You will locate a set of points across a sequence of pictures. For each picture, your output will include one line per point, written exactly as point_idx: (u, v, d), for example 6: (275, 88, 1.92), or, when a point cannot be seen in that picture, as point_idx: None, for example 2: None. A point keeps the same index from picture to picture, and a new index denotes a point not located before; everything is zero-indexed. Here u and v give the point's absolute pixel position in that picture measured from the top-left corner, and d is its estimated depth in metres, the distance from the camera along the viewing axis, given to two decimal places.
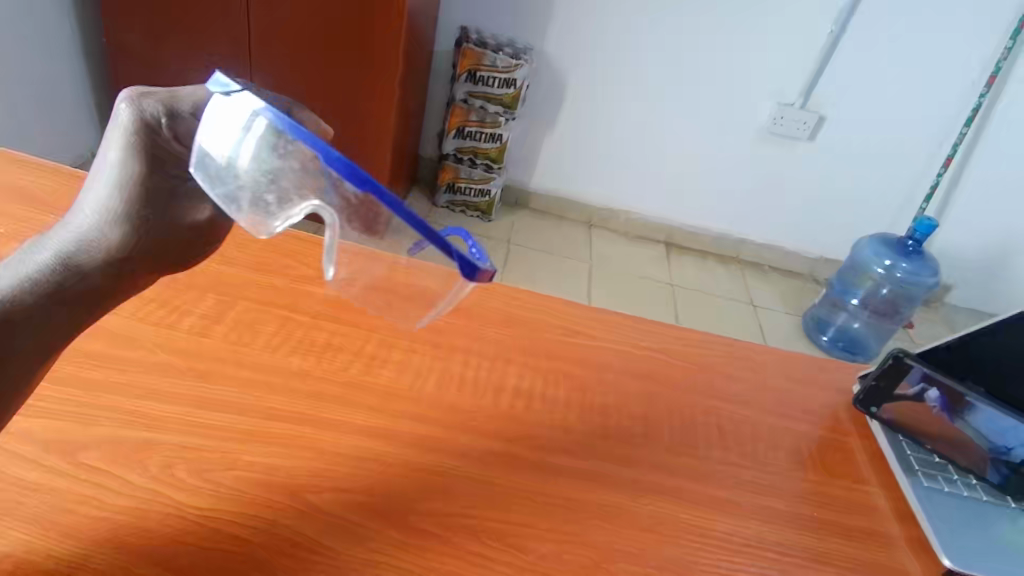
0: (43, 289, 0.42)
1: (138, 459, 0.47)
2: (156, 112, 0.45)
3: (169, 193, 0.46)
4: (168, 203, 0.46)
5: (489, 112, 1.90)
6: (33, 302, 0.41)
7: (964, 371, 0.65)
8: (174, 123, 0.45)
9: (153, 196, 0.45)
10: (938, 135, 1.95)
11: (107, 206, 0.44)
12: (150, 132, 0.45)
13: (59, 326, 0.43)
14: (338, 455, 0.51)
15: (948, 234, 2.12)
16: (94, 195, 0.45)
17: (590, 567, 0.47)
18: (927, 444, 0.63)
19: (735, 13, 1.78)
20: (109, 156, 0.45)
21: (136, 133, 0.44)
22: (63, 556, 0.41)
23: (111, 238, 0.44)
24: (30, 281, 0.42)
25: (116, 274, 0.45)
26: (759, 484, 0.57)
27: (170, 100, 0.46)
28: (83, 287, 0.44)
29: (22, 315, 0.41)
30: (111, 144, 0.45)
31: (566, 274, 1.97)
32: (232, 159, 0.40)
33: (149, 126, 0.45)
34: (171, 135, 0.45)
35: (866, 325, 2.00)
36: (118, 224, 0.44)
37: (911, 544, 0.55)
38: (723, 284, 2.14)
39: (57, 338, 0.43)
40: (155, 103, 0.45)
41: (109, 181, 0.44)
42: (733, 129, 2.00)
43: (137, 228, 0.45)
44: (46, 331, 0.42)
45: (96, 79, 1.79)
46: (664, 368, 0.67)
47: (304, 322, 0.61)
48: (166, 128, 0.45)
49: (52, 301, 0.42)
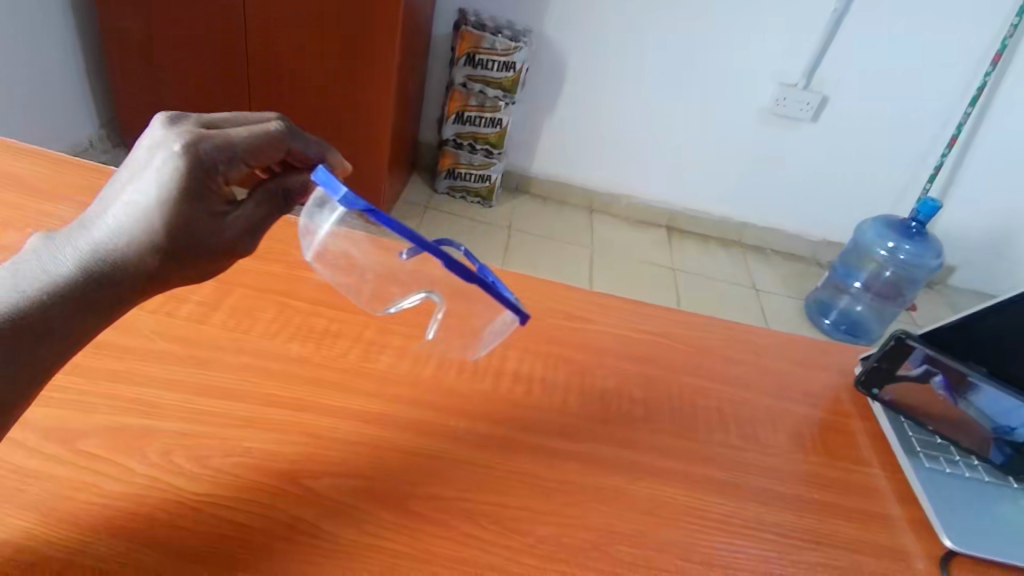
0: (69, 303, 0.42)
1: (138, 446, 0.47)
2: (213, 157, 0.45)
3: (206, 226, 0.47)
4: (203, 236, 0.47)
5: (488, 96, 1.88)
6: (55, 322, 0.42)
7: (968, 352, 0.65)
8: (227, 168, 0.46)
9: (191, 228, 0.46)
10: (943, 114, 1.92)
11: (145, 232, 0.44)
12: (203, 172, 0.45)
13: (77, 341, 0.43)
14: (336, 440, 0.50)
15: (951, 214, 2.11)
16: (126, 213, 0.44)
17: (588, 550, 0.47)
18: (929, 425, 0.63)
19: (730, 11, 1.79)
20: (149, 180, 0.44)
21: (187, 173, 0.44)
22: (60, 543, 0.41)
23: (143, 262, 0.45)
24: (54, 292, 0.42)
25: (140, 293, 0.46)
26: (759, 466, 0.57)
27: (225, 140, 0.46)
28: (111, 307, 0.44)
29: (48, 326, 0.41)
30: (151, 169, 0.44)
31: (567, 260, 1.96)
32: (317, 232, 0.50)
33: (203, 168, 0.45)
34: (219, 177, 0.46)
35: (868, 307, 2.00)
36: (153, 251, 0.45)
37: (912, 525, 0.55)
38: (725, 267, 2.13)
39: (72, 346, 0.43)
40: (213, 148, 0.45)
41: (147, 204, 0.44)
42: (735, 110, 1.98)
43: (170, 262, 0.46)
44: (66, 340, 0.42)
45: (92, 67, 1.77)
46: (665, 351, 0.66)
47: (302, 309, 0.61)
48: (218, 165, 0.46)
49: (74, 321, 0.43)
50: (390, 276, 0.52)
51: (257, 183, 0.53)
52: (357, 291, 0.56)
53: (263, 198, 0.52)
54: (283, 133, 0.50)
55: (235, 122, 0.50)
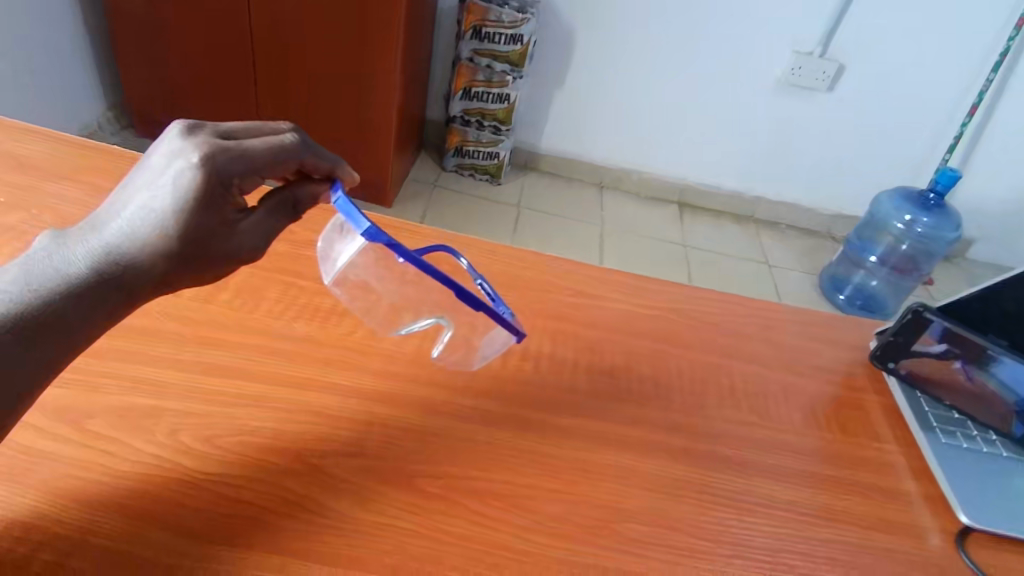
0: (77, 302, 0.42)
1: (146, 425, 0.47)
2: (230, 167, 0.45)
3: (216, 234, 0.46)
4: (214, 244, 0.46)
5: (495, 71, 1.84)
6: (66, 321, 0.41)
7: (984, 324, 0.63)
8: (243, 180, 0.47)
9: (202, 235, 0.45)
10: (965, 80, 1.86)
11: (159, 236, 0.44)
12: (219, 182, 0.45)
13: (85, 338, 0.42)
14: (343, 418, 0.50)
15: (971, 184, 2.05)
16: (139, 218, 0.44)
17: (596, 527, 0.47)
18: (946, 400, 0.62)
19: None
20: (165, 186, 0.44)
21: (203, 183, 0.44)
22: (70, 522, 0.41)
23: (152, 267, 0.44)
24: (64, 291, 0.42)
25: (149, 297, 0.45)
26: (771, 441, 0.56)
27: (243, 153, 0.46)
28: (118, 308, 0.44)
29: (54, 323, 0.41)
30: (168, 177, 0.44)
31: (577, 239, 1.94)
32: (337, 261, 0.53)
33: (219, 178, 0.45)
34: (234, 189, 0.46)
35: (885, 282, 1.97)
36: (163, 256, 0.44)
37: (928, 501, 0.54)
38: (737, 243, 2.10)
39: (74, 347, 0.42)
40: (231, 159, 0.45)
41: (160, 210, 0.44)
42: (748, 81, 1.93)
43: (181, 266, 0.45)
44: (69, 340, 0.42)
45: (98, 46, 1.76)
46: (675, 327, 0.65)
47: (307, 288, 0.60)
48: (231, 176, 0.45)
49: (85, 321, 0.42)
50: (406, 305, 0.53)
51: (270, 192, 0.51)
52: (372, 312, 0.56)
53: (276, 205, 0.51)
54: (297, 146, 0.50)
55: (249, 131, 0.49)
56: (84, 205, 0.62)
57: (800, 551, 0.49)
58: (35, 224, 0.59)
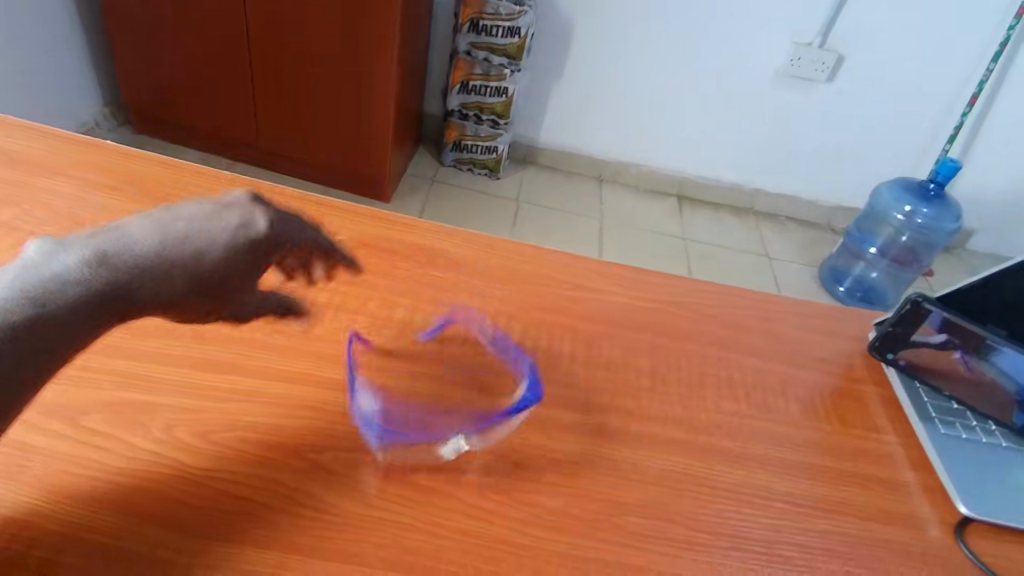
0: (86, 302, 0.41)
1: (140, 422, 0.46)
2: (277, 242, 0.48)
3: (236, 287, 0.48)
4: (228, 294, 0.48)
5: (493, 64, 1.83)
6: (73, 320, 0.40)
7: (984, 314, 0.63)
8: (281, 251, 0.49)
9: (226, 279, 0.46)
10: (965, 70, 1.85)
11: (192, 274, 0.44)
12: (264, 248, 0.47)
13: (89, 337, 0.42)
14: (340, 412, 0.50)
15: (971, 175, 2.05)
16: (175, 246, 0.44)
17: (594, 520, 0.47)
18: (945, 390, 0.61)
19: None
20: (217, 233, 0.45)
21: (253, 244, 0.46)
22: (64, 519, 0.41)
23: (163, 297, 0.44)
24: (77, 291, 0.40)
25: (151, 314, 0.45)
26: (769, 433, 0.56)
27: (292, 234, 0.49)
28: (120, 315, 0.43)
29: (63, 320, 0.40)
30: (223, 226, 0.45)
31: (576, 232, 1.93)
32: None
33: (266, 246, 0.47)
34: (272, 255, 0.49)
35: (885, 274, 1.97)
36: (184, 290, 0.44)
37: (928, 492, 0.54)
38: (737, 235, 2.10)
39: (81, 345, 0.41)
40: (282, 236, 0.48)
41: (203, 250, 0.44)
42: (747, 73, 1.92)
43: (191, 303, 0.46)
44: (62, 341, 0.40)
45: (93, 41, 1.75)
46: (674, 320, 0.65)
47: (303, 283, 0.60)
48: (281, 238, 0.48)
49: (90, 321, 0.41)
50: None
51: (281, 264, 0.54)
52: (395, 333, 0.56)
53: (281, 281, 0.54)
54: (330, 243, 0.54)
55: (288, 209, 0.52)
56: (78, 202, 0.62)
57: (798, 543, 0.49)
58: (29, 220, 0.59)
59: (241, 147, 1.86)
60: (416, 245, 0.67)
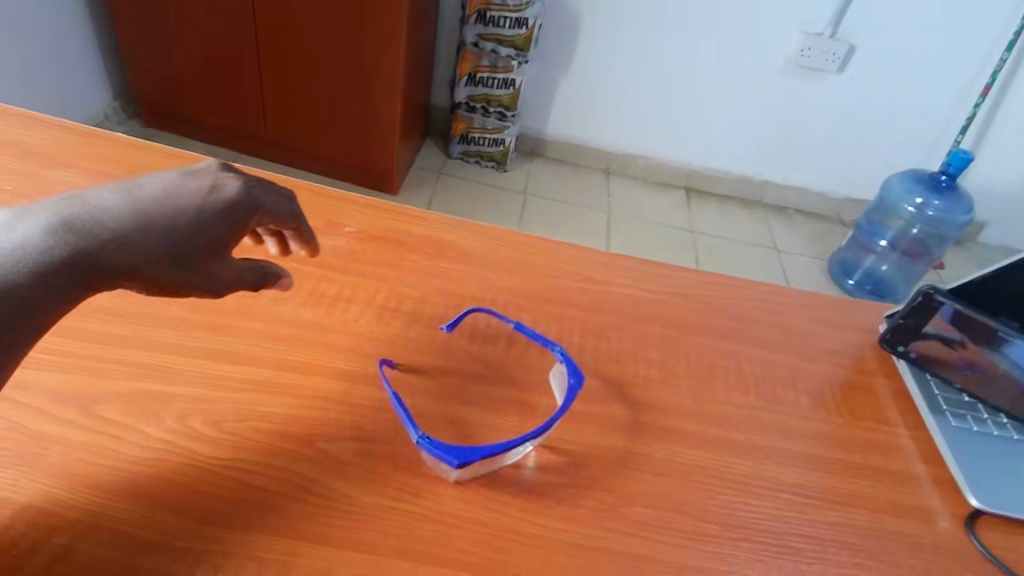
0: (57, 261, 0.40)
1: (154, 411, 0.47)
2: (242, 197, 0.48)
3: (213, 250, 0.46)
4: (206, 257, 0.46)
5: (500, 55, 1.83)
6: (45, 279, 0.39)
7: (996, 306, 0.62)
8: (251, 211, 0.48)
9: (199, 240, 0.45)
10: (978, 60, 1.83)
11: (163, 231, 0.43)
12: (231, 205, 0.47)
13: (67, 298, 0.40)
14: (350, 403, 0.50)
15: (983, 166, 2.03)
16: (142, 206, 0.43)
17: (604, 511, 0.47)
18: (956, 383, 0.61)
19: None
20: (181, 192, 0.45)
21: (218, 200, 0.46)
22: (81, 505, 0.41)
23: (138, 267, 0.42)
24: (46, 249, 0.39)
25: (128, 283, 0.43)
26: (779, 425, 0.56)
27: (254, 192, 0.49)
28: (95, 280, 0.41)
29: (33, 278, 0.39)
30: (187, 185, 0.45)
31: (584, 225, 1.93)
32: None
33: (233, 202, 0.47)
34: (242, 214, 0.48)
35: (895, 267, 1.96)
36: (158, 248, 0.43)
37: (938, 484, 0.54)
38: (746, 228, 2.09)
39: (60, 305, 0.40)
40: (244, 192, 0.48)
41: (171, 209, 0.44)
42: (757, 64, 1.90)
43: (170, 267, 0.44)
44: (33, 310, 0.39)
45: (102, 34, 1.76)
46: (682, 312, 0.65)
47: (313, 274, 0.60)
48: (253, 202, 0.49)
49: (64, 283, 0.40)
50: None
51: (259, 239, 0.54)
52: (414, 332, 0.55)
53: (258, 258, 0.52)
54: (295, 208, 0.54)
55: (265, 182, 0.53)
56: None
57: (808, 534, 0.49)
58: None
59: (250, 140, 1.86)
60: (425, 237, 0.67)
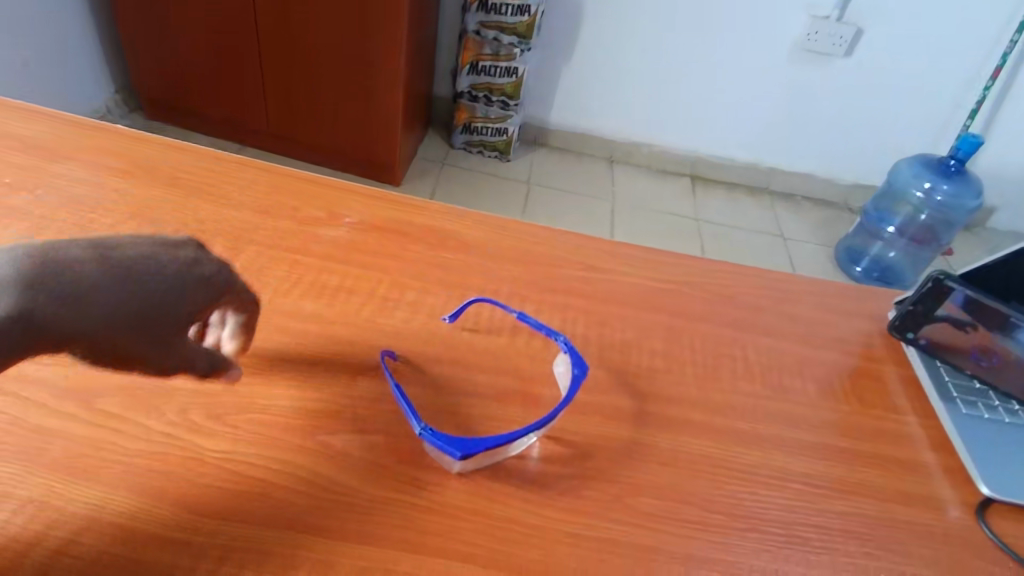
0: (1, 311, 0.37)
1: (155, 404, 0.47)
2: (218, 273, 0.48)
3: (174, 320, 0.44)
4: (167, 326, 0.44)
5: (502, 43, 1.81)
6: None
7: (1007, 291, 0.62)
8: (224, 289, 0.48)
9: (162, 306, 0.44)
10: (989, 42, 1.80)
11: (124, 294, 0.42)
12: (205, 277, 0.47)
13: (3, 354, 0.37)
14: (352, 395, 0.50)
15: (993, 150, 2.00)
16: (109, 267, 0.43)
17: (609, 502, 0.47)
18: (966, 369, 0.60)
19: None
20: (153, 258, 0.45)
21: (192, 271, 0.46)
22: (83, 499, 0.41)
23: (87, 333, 0.40)
24: None
25: (72, 344, 0.40)
26: (786, 414, 0.55)
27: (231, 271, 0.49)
28: (37, 337, 0.39)
29: None
30: (160, 254, 0.46)
31: (588, 215, 1.92)
32: None
33: (207, 276, 0.47)
34: (214, 290, 0.47)
35: (903, 253, 1.94)
36: (114, 310, 0.41)
37: (948, 472, 0.53)
38: (752, 215, 2.07)
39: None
40: (220, 269, 0.48)
41: (138, 273, 0.44)
42: (763, 49, 1.88)
43: (122, 331, 0.42)
44: None
45: (103, 27, 1.75)
46: (688, 300, 0.64)
47: (314, 266, 0.59)
48: (230, 280, 0.48)
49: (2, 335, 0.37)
50: None
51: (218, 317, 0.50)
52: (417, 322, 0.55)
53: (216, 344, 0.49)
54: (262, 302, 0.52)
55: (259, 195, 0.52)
56: (90, 186, 0.62)
57: (816, 524, 0.48)
58: (39, 204, 0.59)
59: (253, 132, 1.86)
60: (427, 227, 0.66)
